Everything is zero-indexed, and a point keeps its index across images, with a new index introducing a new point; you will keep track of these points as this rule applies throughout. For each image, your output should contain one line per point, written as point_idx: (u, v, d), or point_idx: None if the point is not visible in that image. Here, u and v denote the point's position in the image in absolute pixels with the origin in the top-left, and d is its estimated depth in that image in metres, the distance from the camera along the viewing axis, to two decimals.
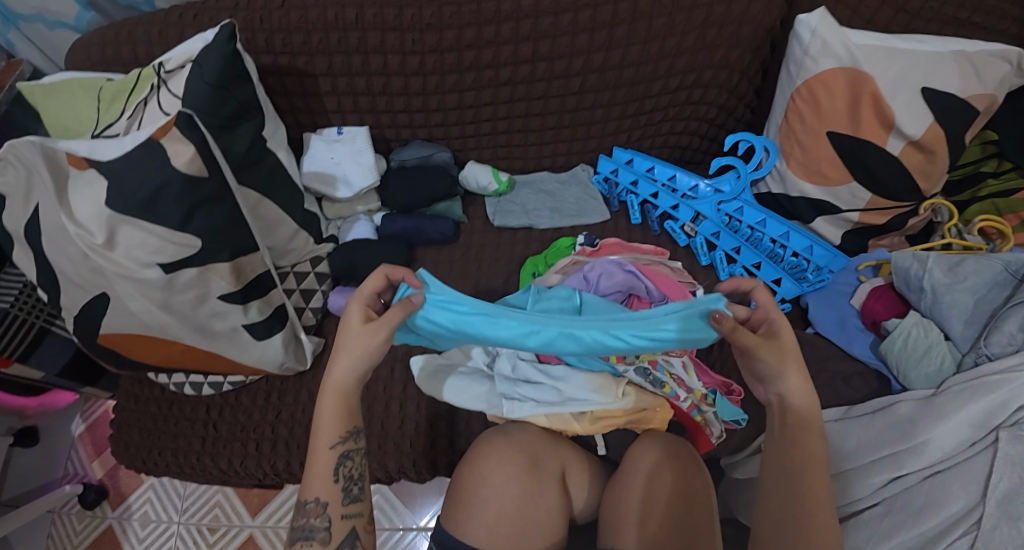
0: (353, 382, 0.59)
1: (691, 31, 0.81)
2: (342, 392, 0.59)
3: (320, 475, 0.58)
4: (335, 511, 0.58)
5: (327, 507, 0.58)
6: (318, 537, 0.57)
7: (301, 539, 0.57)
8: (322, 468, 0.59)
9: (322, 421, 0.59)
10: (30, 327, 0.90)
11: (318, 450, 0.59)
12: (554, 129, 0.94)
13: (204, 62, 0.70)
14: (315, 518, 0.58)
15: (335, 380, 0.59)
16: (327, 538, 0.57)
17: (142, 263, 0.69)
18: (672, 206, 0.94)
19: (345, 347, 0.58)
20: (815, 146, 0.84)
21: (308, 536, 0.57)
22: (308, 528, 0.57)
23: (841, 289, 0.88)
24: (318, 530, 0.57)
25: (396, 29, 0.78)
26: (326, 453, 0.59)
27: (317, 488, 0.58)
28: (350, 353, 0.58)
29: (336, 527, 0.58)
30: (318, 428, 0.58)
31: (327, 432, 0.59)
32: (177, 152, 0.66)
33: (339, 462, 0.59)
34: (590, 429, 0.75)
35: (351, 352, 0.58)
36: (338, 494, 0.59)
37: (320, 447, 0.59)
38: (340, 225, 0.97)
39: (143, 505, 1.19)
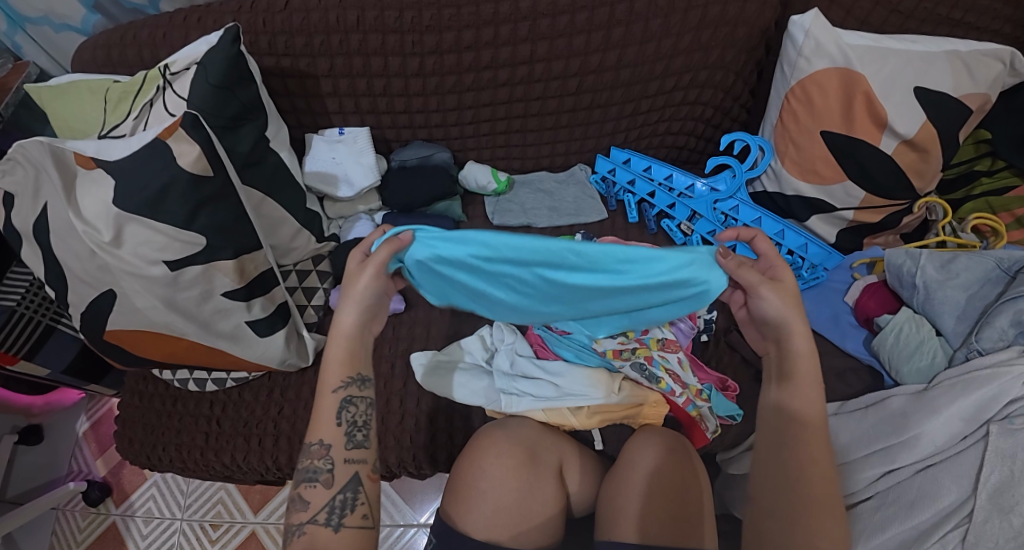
0: (355, 325, 0.62)
1: (687, 33, 0.82)
2: (347, 336, 0.62)
3: (324, 419, 0.61)
4: (338, 454, 0.60)
5: (331, 449, 0.60)
6: (322, 479, 0.59)
7: (306, 481, 0.59)
8: (325, 410, 0.61)
9: (328, 363, 0.61)
10: (36, 324, 0.91)
11: (323, 393, 0.61)
12: (552, 129, 0.96)
13: (209, 64, 0.72)
14: (319, 460, 0.60)
15: (342, 324, 0.62)
16: (330, 481, 0.59)
17: (148, 261, 0.70)
18: (669, 205, 0.95)
19: (349, 289, 0.61)
20: (809, 145, 0.85)
21: (313, 477, 0.59)
22: (312, 470, 0.60)
23: (836, 286, 0.89)
24: (322, 471, 0.59)
25: (397, 31, 0.80)
26: (330, 397, 0.61)
27: (321, 432, 0.61)
28: (353, 293, 0.60)
29: (338, 471, 0.60)
30: (324, 371, 0.61)
31: (333, 375, 0.61)
32: (183, 152, 0.67)
33: (341, 406, 0.61)
34: (586, 424, 0.76)
35: (356, 296, 0.61)
36: (341, 438, 0.61)
37: (325, 390, 0.61)
38: (341, 224, 0.99)
39: (146, 502, 1.20)
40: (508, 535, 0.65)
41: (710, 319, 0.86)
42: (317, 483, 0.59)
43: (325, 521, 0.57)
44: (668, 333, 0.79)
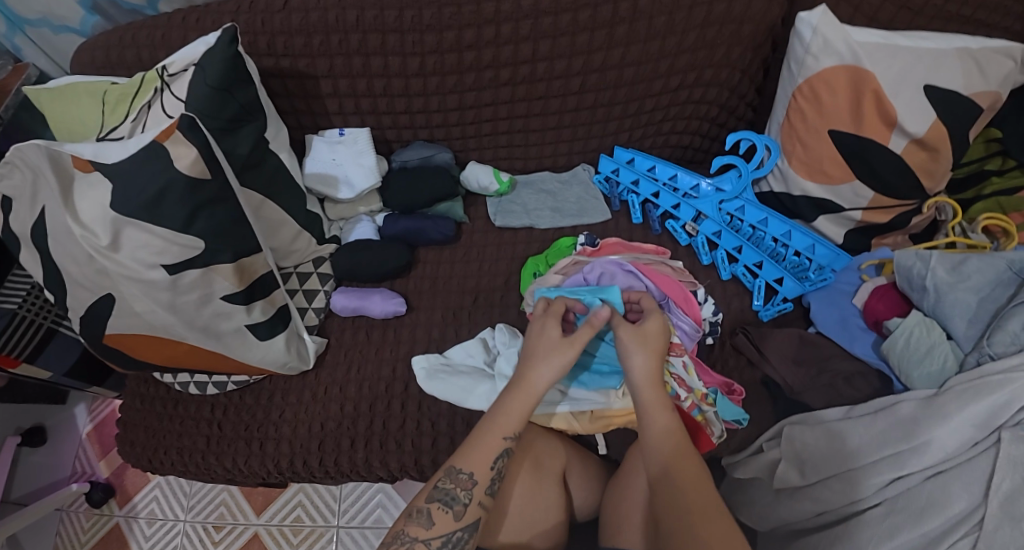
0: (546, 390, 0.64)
1: (691, 30, 0.81)
2: (536, 397, 0.63)
3: (484, 453, 0.60)
4: (478, 493, 0.59)
5: (475, 485, 0.60)
6: (455, 508, 0.59)
7: (438, 502, 0.58)
8: (488, 447, 0.61)
9: (509, 410, 0.62)
10: (37, 327, 0.91)
11: (491, 434, 0.61)
12: (555, 129, 0.94)
13: (206, 66, 0.71)
14: (461, 489, 0.59)
15: (535, 384, 0.63)
16: (460, 514, 0.58)
17: (147, 265, 0.70)
18: (674, 205, 0.93)
19: (553, 354, 0.64)
20: (816, 143, 0.84)
21: (447, 502, 0.58)
22: (448, 493, 0.59)
23: (843, 288, 0.87)
24: (457, 501, 0.59)
25: (397, 31, 0.79)
26: (497, 440, 0.61)
27: (473, 464, 0.60)
28: (549, 358, 0.64)
29: (471, 509, 0.59)
30: (502, 414, 0.62)
31: (507, 422, 0.62)
32: (180, 155, 0.66)
33: (501, 453, 0.61)
34: (590, 428, 0.76)
35: (553, 358, 0.64)
36: (487, 481, 0.60)
37: (495, 432, 0.61)
38: (342, 225, 0.97)
39: (149, 504, 1.20)
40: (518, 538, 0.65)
41: (716, 322, 0.83)
42: (449, 511, 0.58)
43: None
44: (673, 336, 0.78)
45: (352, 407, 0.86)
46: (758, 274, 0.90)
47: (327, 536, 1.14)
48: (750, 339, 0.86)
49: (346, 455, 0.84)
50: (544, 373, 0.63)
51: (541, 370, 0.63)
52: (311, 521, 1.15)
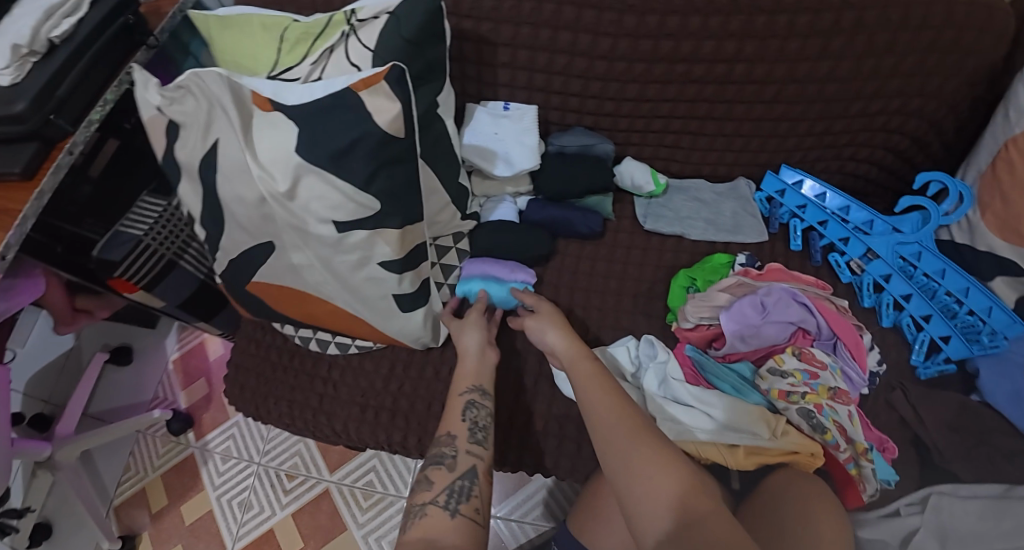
0: (476, 350, 0.75)
1: (910, 55, 0.75)
2: (474, 356, 0.74)
3: (453, 415, 0.68)
4: (461, 445, 0.65)
5: (455, 438, 0.66)
6: (447, 464, 0.63)
7: (433, 464, 0.63)
8: (452, 408, 0.69)
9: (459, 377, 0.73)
10: (160, 258, 0.89)
11: (451, 396, 0.70)
12: (727, 137, 0.88)
13: (403, 17, 0.68)
14: (446, 447, 0.65)
15: (466, 348, 0.75)
16: (453, 467, 0.63)
17: (319, 218, 0.67)
18: (841, 238, 0.86)
19: (462, 328, 0.78)
20: (1020, 201, 0.76)
21: (440, 461, 0.63)
22: (442, 455, 0.64)
23: (1019, 360, 0.76)
24: (446, 456, 0.64)
25: (595, 7, 0.74)
26: (457, 399, 0.70)
27: (449, 425, 0.67)
28: (466, 337, 0.76)
29: (460, 459, 0.63)
30: (458, 379, 0.72)
31: (462, 382, 0.72)
32: (381, 108, 0.62)
33: (467, 408, 0.68)
34: (740, 464, 0.68)
35: (467, 325, 0.78)
36: (465, 432, 0.66)
37: (453, 392, 0.71)
38: (483, 203, 0.91)
39: (224, 441, 1.19)
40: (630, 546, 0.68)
41: (878, 373, 0.78)
42: (441, 466, 0.62)
43: (444, 503, 0.58)
44: (839, 383, 0.73)
45: None
46: (923, 328, 0.82)
47: (398, 506, 1.12)
48: (908, 398, 0.81)
49: None
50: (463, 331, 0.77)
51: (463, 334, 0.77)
52: (382, 487, 1.14)
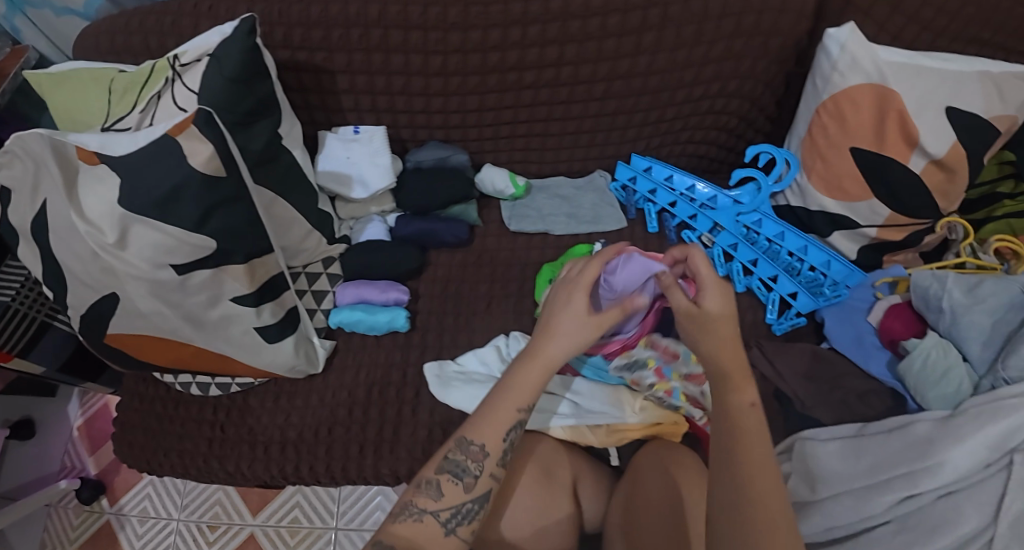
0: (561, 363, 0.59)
1: (719, 41, 0.80)
2: (548, 371, 0.59)
3: (494, 426, 0.57)
4: (488, 465, 0.57)
5: (486, 458, 0.56)
6: (465, 480, 0.56)
7: (448, 473, 0.56)
8: (500, 419, 0.57)
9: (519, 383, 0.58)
10: (31, 322, 0.87)
11: (503, 408, 0.58)
12: (573, 134, 0.92)
13: (222, 58, 0.69)
14: (472, 461, 0.56)
15: (552, 356, 0.59)
16: (470, 486, 0.56)
17: (156, 264, 0.68)
18: (690, 215, 0.92)
19: (565, 327, 0.59)
20: (838, 160, 0.83)
21: (457, 474, 0.56)
22: (459, 465, 0.56)
23: (857, 305, 0.85)
24: (468, 473, 0.56)
25: (420, 28, 0.77)
26: (509, 413, 0.58)
27: (486, 436, 0.57)
28: (564, 329, 0.59)
29: (482, 479, 0.56)
30: (512, 387, 0.58)
31: (519, 395, 0.58)
32: (195, 150, 0.64)
33: (514, 427, 0.58)
34: (605, 441, 0.77)
35: (575, 319, 0.60)
36: (498, 452, 0.57)
37: (507, 405, 0.58)
38: (352, 225, 0.94)
39: (141, 502, 1.16)
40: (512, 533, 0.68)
41: None
42: (458, 483, 0.55)
43: (445, 520, 0.54)
44: (694, 366, 0.78)
45: (360, 413, 0.84)
46: (772, 289, 0.88)
47: (326, 538, 1.12)
48: (765, 354, 0.85)
49: (354, 462, 0.82)
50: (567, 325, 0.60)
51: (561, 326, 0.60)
52: (308, 522, 1.13)
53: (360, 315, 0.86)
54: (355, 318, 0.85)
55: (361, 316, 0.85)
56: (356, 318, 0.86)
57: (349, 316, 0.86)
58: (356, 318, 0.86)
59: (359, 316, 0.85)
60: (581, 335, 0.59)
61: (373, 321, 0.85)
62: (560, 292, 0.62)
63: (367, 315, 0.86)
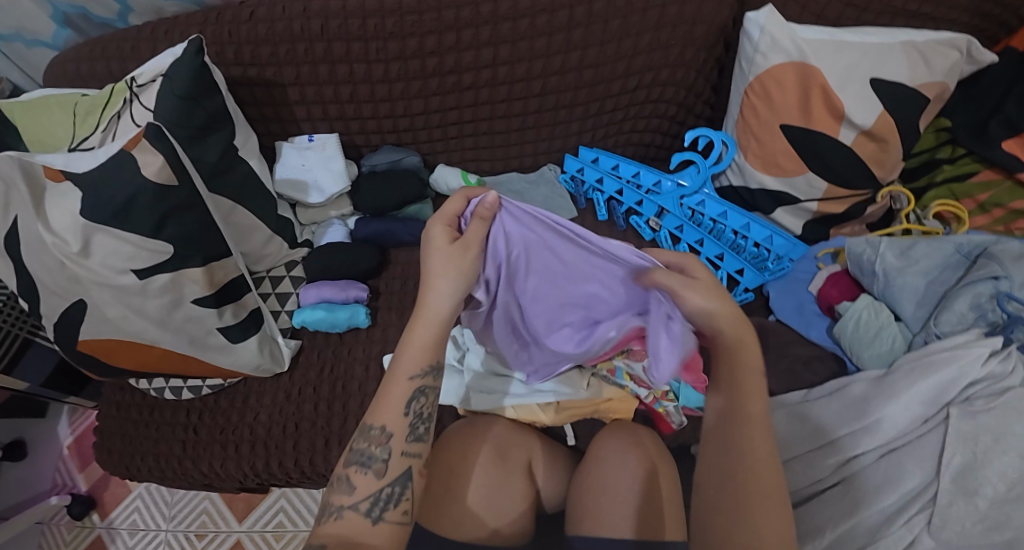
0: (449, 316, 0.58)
1: (645, 32, 0.84)
2: (437, 323, 0.58)
3: (392, 405, 0.58)
4: (397, 444, 0.58)
5: (391, 438, 0.58)
6: (374, 467, 0.57)
7: (357, 465, 0.57)
8: (395, 394, 0.58)
9: (411, 346, 0.58)
10: (15, 338, 0.92)
11: (397, 379, 0.58)
12: (519, 131, 0.96)
13: (175, 77, 0.74)
14: (376, 446, 0.57)
15: (434, 309, 0.58)
16: (382, 472, 0.57)
17: (117, 270, 0.72)
18: (637, 202, 0.95)
19: (440, 270, 0.57)
20: (770, 139, 0.86)
21: (365, 463, 0.57)
22: (365, 453, 0.57)
23: (800, 276, 0.90)
24: (375, 460, 0.57)
25: (360, 39, 0.81)
26: (403, 384, 0.58)
27: (385, 417, 0.58)
28: (448, 275, 0.57)
29: (393, 462, 0.57)
30: (403, 356, 0.58)
31: (410, 362, 0.58)
32: (148, 162, 0.68)
33: (412, 399, 0.59)
34: (556, 419, 0.80)
35: (445, 272, 0.57)
36: (404, 430, 0.58)
37: (400, 376, 0.58)
38: (314, 230, 0.99)
39: (130, 515, 1.20)
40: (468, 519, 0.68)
41: None
42: (367, 472, 0.57)
43: (366, 511, 0.55)
44: None
45: (326, 407, 0.88)
46: (719, 266, 0.92)
47: (310, 540, 1.14)
48: None
49: (321, 455, 0.85)
50: (439, 275, 0.57)
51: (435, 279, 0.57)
52: (292, 525, 1.16)
53: (322, 314, 0.89)
54: (317, 316, 0.89)
55: (323, 315, 0.89)
56: (317, 316, 0.89)
57: (311, 315, 0.89)
58: (318, 317, 0.89)
59: (321, 315, 0.89)
60: (460, 283, 0.58)
61: (335, 319, 0.89)
62: (429, 229, 0.59)
63: (328, 313, 0.89)
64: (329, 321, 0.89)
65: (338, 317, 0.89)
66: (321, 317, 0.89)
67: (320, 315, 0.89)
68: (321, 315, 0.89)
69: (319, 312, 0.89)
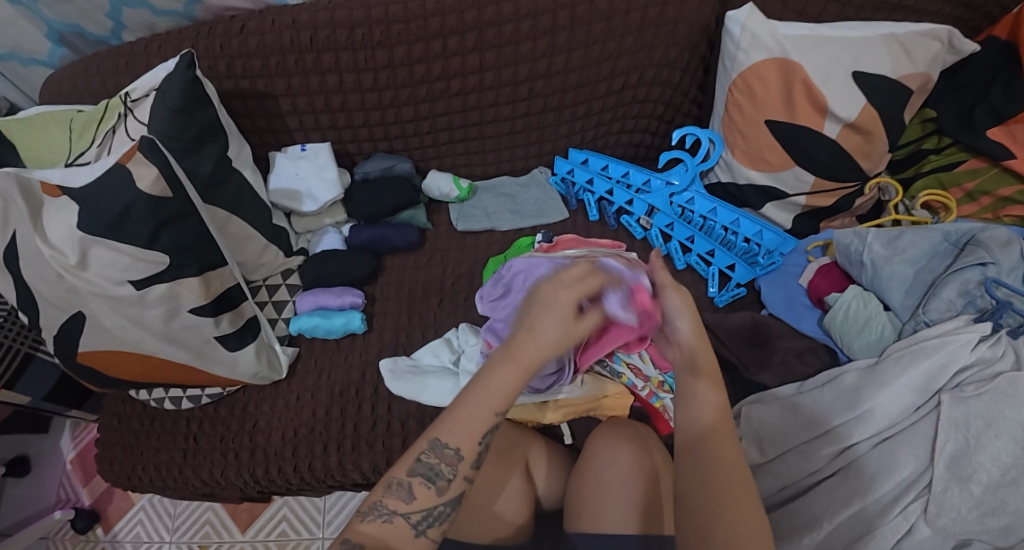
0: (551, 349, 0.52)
1: (629, 34, 0.85)
2: (538, 351, 0.52)
3: (471, 430, 0.50)
4: (463, 469, 0.51)
5: (460, 462, 0.51)
6: (437, 484, 0.51)
7: (420, 477, 0.50)
8: (474, 421, 0.50)
9: (491, 387, 0.51)
10: (15, 352, 0.93)
11: (479, 410, 0.50)
12: (509, 134, 0.98)
13: (167, 90, 0.75)
14: (446, 465, 0.50)
15: (539, 342, 0.52)
16: (443, 490, 0.51)
17: (114, 281, 0.73)
18: (627, 201, 0.96)
19: (549, 309, 0.53)
20: (755, 134, 0.87)
21: (430, 477, 0.50)
22: (433, 468, 0.51)
23: (791, 270, 0.91)
24: (441, 477, 0.50)
25: (349, 49, 0.82)
26: (488, 416, 0.51)
27: (462, 441, 0.50)
28: (555, 316, 0.53)
29: (455, 482, 0.51)
30: (490, 387, 0.51)
31: (498, 397, 0.51)
32: (142, 175, 0.70)
33: (491, 430, 0.51)
34: (553, 418, 0.81)
35: (561, 308, 0.53)
36: (473, 456, 0.51)
37: (485, 408, 0.51)
38: (309, 238, 1.00)
39: (134, 528, 1.20)
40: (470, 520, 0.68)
41: None
42: (430, 487, 0.50)
43: (415, 523, 0.50)
44: None
45: (323, 413, 0.88)
46: (711, 263, 0.93)
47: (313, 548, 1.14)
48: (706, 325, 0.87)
49: (319, 461, 0.85)
50: (546, 322, 0.53)
51: (545, 322, 0.52)
52: (296, 534, 1.16)
53: (318, 320, 0.90)
54: (313, 323, 0.90)
55: (319, 321, 0.90)
56: (314, 323, 0.91)
57: (307, 323, 0.91)
58: (314, 323, 0.90)
59: (317, 321, 0.90)
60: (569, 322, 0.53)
61: (331, 325, 0.90)
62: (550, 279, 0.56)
63: (324, 320, 0.91)
64: (326, 327, 0.90)
65: (334, 323, 0.90)
66: (317, 324, 0.90)
67: (316, 321, 0.90)
68: (318, 322, 0.90)
69: (315, 319, 0.90)
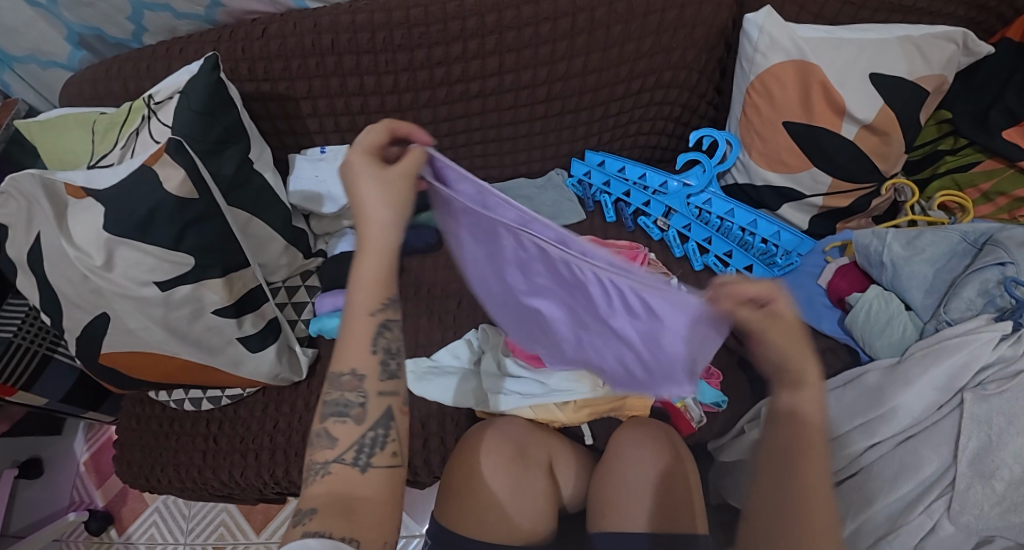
0: (392, 237, 0.52)
1: (647, 36, 0.86)
2: (383, 250, 0.52)
3: (357, 344, 0.53)
4: (371, 386, 0.52)
5: (363, 381, 0.52)
6: (353, 414, 0.51)
7: (334, 415, 0.51)
8: (358, 334, 0.53)
9: (362, 288, 0.53)
10: (33, 354, 0.93)
11: (355, 318, 0.53)
12: (527, 136, 0.98)
13: (191, 92, 0.75)
14: (350, 391, 0.51)
15: (380, 244, 0.52)
16: (362, 417, 0.51)
17: (140, 282, 0.73)
18: (645, 202, 0.97)
19: (378, 199, 0.52)
20: (773, 136, 0.88)
21: (343, 410, 0.51)
22: (341, 401, 0.51)
23: (810, 270, 0.93)
24: (352, 405, 0.51)
25: (370, 52, 0.83)
26: (365, 320, 0.53)
27: (353, 359, 0.52)
28: (370, 195, 0.52)
29: (371, 405, 0.51)
30: (356, 295, 0.53)
31: (366, 297, 0.53)
32: (169, 176, 0.70)
33: (376, 333, 0.53)
34: (575, 418, 0.81)
35: (374, 195, 0.52)
36: (375, 369, 0.53)
37: (358, 313, 0.53)
38: (328, 240, 1.01)
39: (147, 529, 1.20)
40: (485, 518, 0.67)
41: None
42: (347, 419, 0.51)
43: (353, 461, 0.49)
44: None
45: None
46: (728, 263, 0.94)
47: None
48: None
49: None
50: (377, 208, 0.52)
51: (365, 196, 0.52)
52: None
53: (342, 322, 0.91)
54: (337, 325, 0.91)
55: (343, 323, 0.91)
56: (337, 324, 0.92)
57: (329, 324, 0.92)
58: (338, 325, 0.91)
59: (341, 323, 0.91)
60: (393, 200, 0.52)
61: None
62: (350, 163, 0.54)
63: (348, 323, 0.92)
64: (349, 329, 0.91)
65: None
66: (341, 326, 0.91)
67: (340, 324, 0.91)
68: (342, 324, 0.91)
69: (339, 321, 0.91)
